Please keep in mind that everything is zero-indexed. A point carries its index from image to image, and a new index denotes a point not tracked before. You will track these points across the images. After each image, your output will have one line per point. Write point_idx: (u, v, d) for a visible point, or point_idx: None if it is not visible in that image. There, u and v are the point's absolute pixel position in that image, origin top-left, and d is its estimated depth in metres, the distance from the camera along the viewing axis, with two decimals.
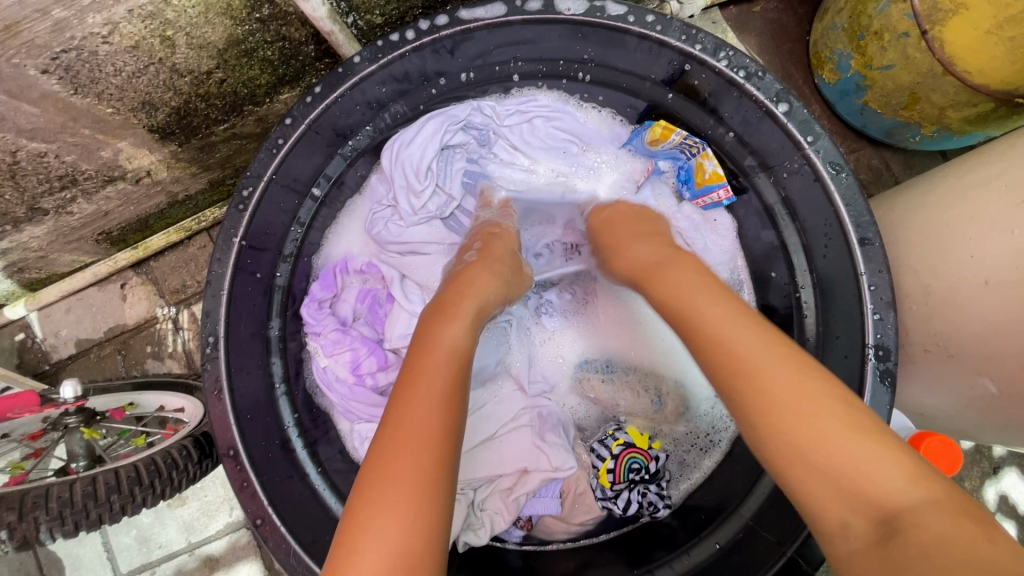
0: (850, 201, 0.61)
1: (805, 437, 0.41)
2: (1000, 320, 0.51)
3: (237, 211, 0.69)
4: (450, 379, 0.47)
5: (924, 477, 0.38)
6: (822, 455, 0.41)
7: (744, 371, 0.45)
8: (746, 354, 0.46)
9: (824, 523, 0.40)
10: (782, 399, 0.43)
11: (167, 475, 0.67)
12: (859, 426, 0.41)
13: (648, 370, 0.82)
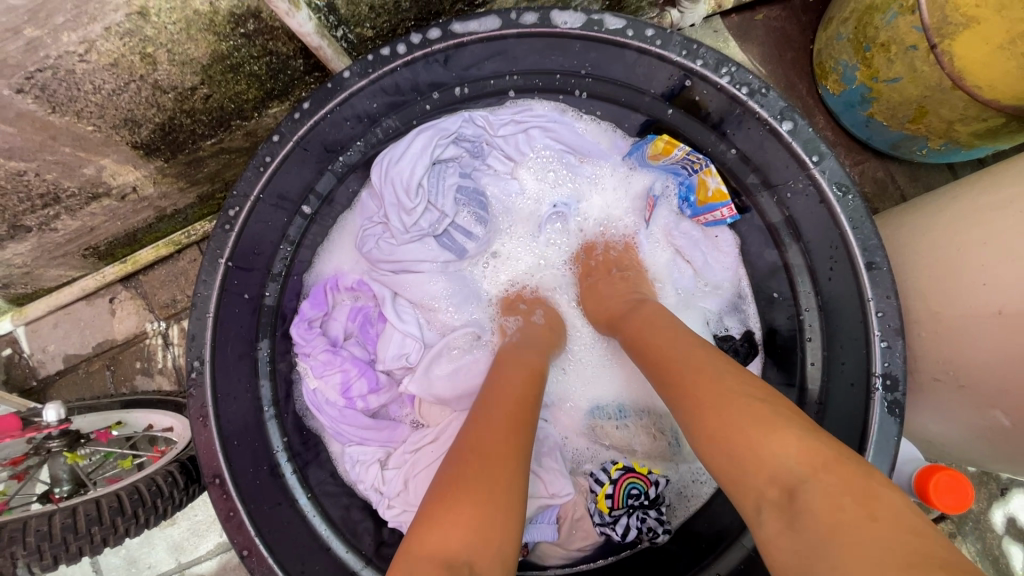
0: (857, 224, 0.59)
1: (729, 429, 0.42)
2: (1015, 352, 0.49)
3: (223, 232, 0.66)
4: (511, 418, 0.49)
5: (839, 463, 0.38)
6: (740, 439, 0.41)
7: (676, 379, 0.47)
8: (686, 366, 0.48)
9: (744, 506, 0.40)
10: (711, 396, 0.44)
11: (151, 504, 0.65)
12: (774, 417, 0.41)
13: (662, 414, 0.78)
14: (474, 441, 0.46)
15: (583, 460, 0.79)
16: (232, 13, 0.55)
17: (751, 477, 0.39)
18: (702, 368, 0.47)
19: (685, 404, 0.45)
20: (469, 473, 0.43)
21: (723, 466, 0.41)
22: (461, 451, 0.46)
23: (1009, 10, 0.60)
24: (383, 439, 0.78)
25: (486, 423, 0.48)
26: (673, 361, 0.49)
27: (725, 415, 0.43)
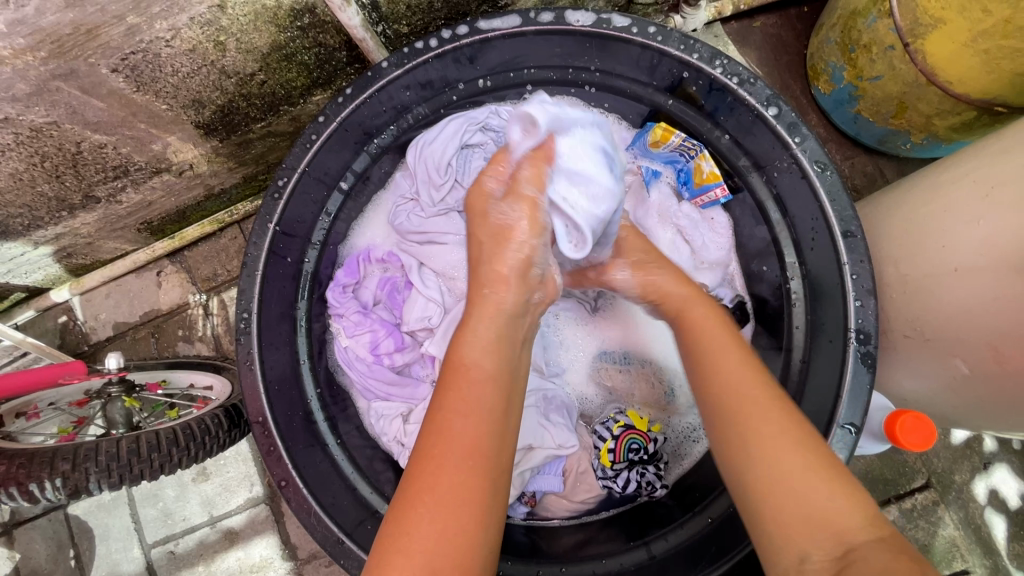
0: (834, 197, 0.66)
1: (792, 494, 0.48)
2: (971, 304, 0.56)
3: (273, 200, 0.75)
4: (468, 480, 0.47)
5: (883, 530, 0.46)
6: (813, 505, 0.47)
7: (736, 436, 0.52)
8: (757, 413, 0.53)
9: (786, 560, 0.47)
10: (781, 462, 0.49)
11: (201, 439, 0.73)
12: (845, 489, 0.48)
13: (663, 363, 0.85)
14: (416, 520, 0.46)
15: (589, 406, 0.88)
16: (292, 8, 0.64)
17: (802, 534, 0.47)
18: (771, 424, 0.52)
19: (749, 460, 0.51)
20: (415, 558, 0.45)
21: (772, 527, 0.48)
22: (399, 532, 0.46)
23: (970, 11, 0.67)
24: (405, 396, 0.86)
25: (427, 490, 0.47)
26: (738, 409, 0.53)
27: (784, 476, 0.49)
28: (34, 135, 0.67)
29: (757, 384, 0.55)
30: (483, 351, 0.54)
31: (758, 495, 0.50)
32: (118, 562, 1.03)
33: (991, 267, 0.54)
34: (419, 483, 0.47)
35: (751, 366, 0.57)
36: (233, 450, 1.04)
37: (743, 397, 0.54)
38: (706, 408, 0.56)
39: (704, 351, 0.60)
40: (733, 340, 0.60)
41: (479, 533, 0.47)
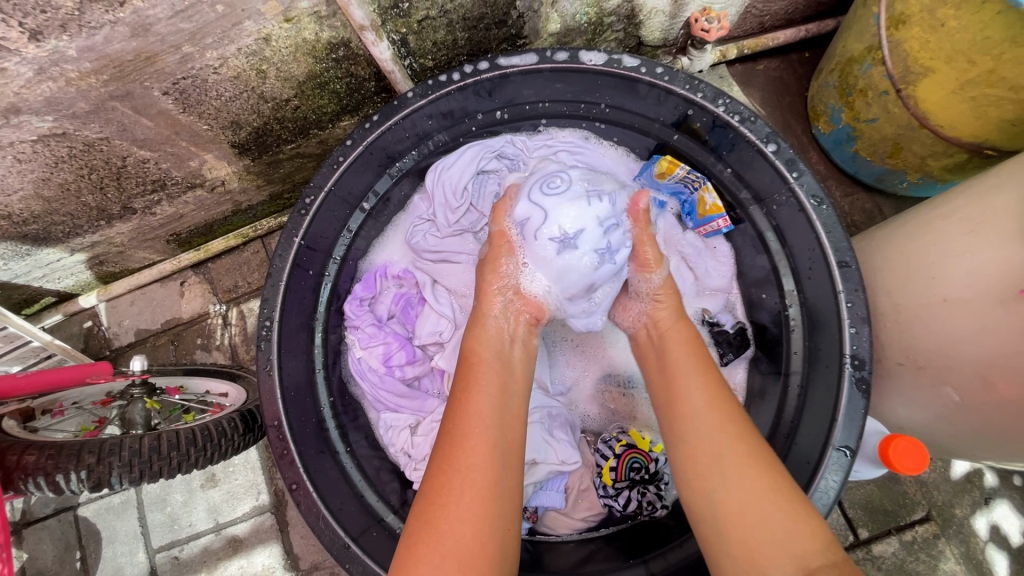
0: (830, 230, 0.70)
1: (749, 524, 0.50)
2: (959, 332, 0.58)
3: (299, 216, 0.80)
4: (484, 461, 0.56)
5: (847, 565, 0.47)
6: (768, 534, 0.49)
7: (701, 466, 0.55)
8: (711, 445, 0.55)
9: None
10: (729, 485, 0.53)
11: (217, 441, 0.76)
12: (805, 521, 0.49)
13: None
14: (445, 494, 0.54)
15: (591, 424, 0.90)
16: (329, 42, 0.70)
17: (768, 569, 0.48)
18: (729, 452, 0.55)
19: (710, 489, 0.53)
20: (443, 531, 0.52)
21: (734, 559, 0.50)
22: (430, 508, 0.54)
23: (956, 62, 0.69)
24: (414, 408, 0.88)
25: (451, 469, 0.55)
26: (699, 439, 0.56)
27: (741, 506, 0.51)
28: (86, 149, 0.73)
29: (723, 410, 0.58)
30: (494, 354, 0.67)
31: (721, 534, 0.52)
32: (122, 565, 1.05)
33: (977, 297, 0.56)
34: (443, 462, 0.56)
35: (715, 391, 0.60)
36: (242, 458, 1.06)
37: (705, 428, 0.57)
38: (673, 432, 0.59)
39: (676, 378, 0.63)
40: (699, 364, 0.63)
41: (499, 507, 0.54)
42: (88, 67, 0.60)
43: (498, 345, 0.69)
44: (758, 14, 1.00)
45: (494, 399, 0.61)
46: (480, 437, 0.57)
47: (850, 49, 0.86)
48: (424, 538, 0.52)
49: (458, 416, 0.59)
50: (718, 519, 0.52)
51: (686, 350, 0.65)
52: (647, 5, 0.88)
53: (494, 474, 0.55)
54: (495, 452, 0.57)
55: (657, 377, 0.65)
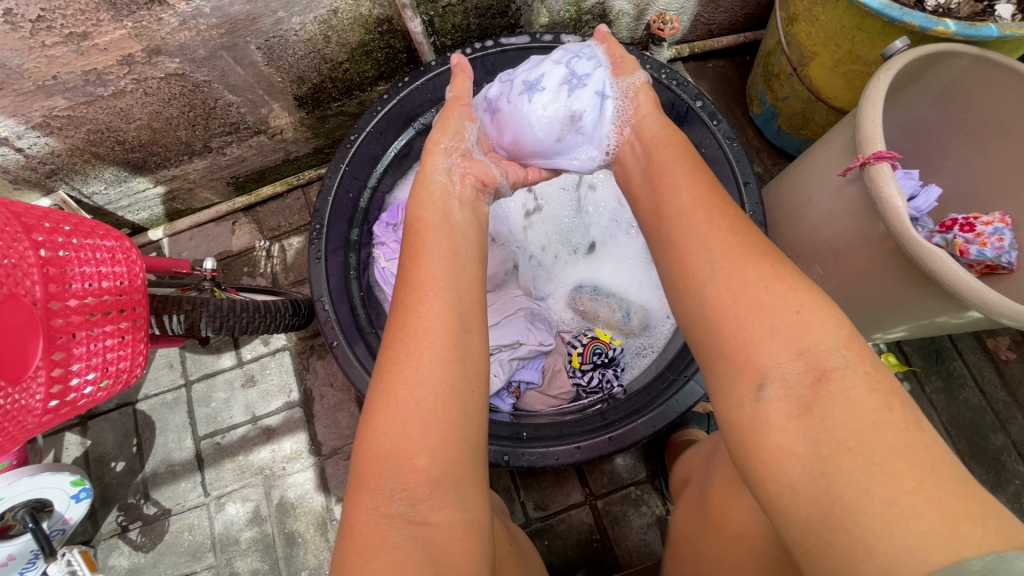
0: (739, 160, 0.95)
1: (757, 344, 0.56)
2: (822, 228, 0.83)
3: (346, 148, 1.05)
4: (443, 326, 0.68)
5: (858, 355, 0.53)
6: (780, 333, 0.55)
7: (723, 289, 0.60)
8: (716, 267, 0.62)
9: (749, 394, 0.55)
10: (733, 296, 0.59)
11: (273, 313, 1.00)
12: (819, 324, 0.55)
13: (623, 296, 1.11)
14: (400, 368, 0.65)
15: (565, 325, 1.12)
16: (378, 17, 0.97)
17: (768, 364, 0.55)
18: (750, 275, 0.60)
19: (731, 304, 0.59)
20: (401, 401, 0.63)
21: (733, 361, 0.57)
22: (392, 376, 0.65)
23: (829, 47, 0.96)
24: None
25: (406, 344, 0.66)
26: (718, 268, 0.62)
27: (756, 313, 0.57)
28: (192, 89, 0.98)
29: (728, 245, 0.63)
30: (446, 225, 0.77)
31: (734, 340, 0.58)
32: (171, 450, 1.24)
33: (829, 205, 0.81)
34: (399, 333, 0.68)
35: (723, 228, 0.65)
36: (277, 362, 1.27)
37: (721, 256, 0.62)
38: (691, 266, 0.65)
39: (680, 222, 0.68)
40: (702, 205, 0.68)
41: (459, 360, 0.67)
42: (213, 22, 0.86)
43: (443, 207, 0.79)
44: (705, 21, 1.28)
45: (447, 278, 0.72)
46: (435, 315, 0.68)
47: (769, 44, 1.14)
48: (385, 408, 0.64)
49: (411, 292, 0.71)
50: (740, 328, 0.58)
51: (690, 198, 0.70)
52: (615, 8, 1.16)
53: (445, 346, 0.66)
54: (447, 329, 0.68)
55: (672, 221, 0.69)
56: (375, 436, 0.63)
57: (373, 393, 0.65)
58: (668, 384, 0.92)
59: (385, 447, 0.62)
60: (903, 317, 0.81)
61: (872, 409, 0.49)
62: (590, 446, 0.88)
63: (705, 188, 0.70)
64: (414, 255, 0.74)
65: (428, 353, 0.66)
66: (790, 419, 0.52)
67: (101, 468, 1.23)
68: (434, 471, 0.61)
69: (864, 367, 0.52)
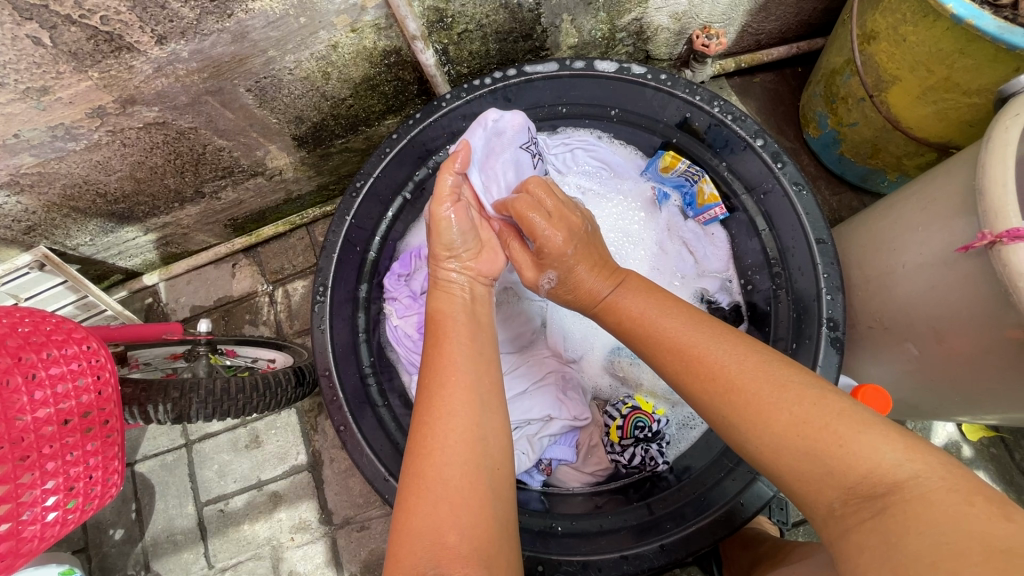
0: (809, 211, 0.80)
1: (847, 461, 0.47)
2: (912, 295, 0.69)
3: (351, 197, 0.93)
4: (463, 403, 0.60)
5: (923, 463, 0.45)
6: (832, 461, 0.48)
7: (750, 398, 0.53)
8: (764, 397, 0.53)
9: (820, 503, 0.48)
10: (804, 418, 0.50)
11: (274, 388, 0.89)
12: (858, 418, 0.49)
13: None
14: (428, 445, 0.58)
15: (602, 392, 1.00)
16: (384, 50, 0.84)
17: (824, 484, 0.48)
18: (765, 386, 0.53)
19: (764, 427, 0.51)
20: (431, 478, 0.55)
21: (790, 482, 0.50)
22: (417, 462, 0.57)
23: (918, 71, 0.81)
24: None
25: (428, 406, 0.61)
26: (737, 378, 0.55)
27: (801, 425, 0.50)
28: (177, 137, 0.86)
29: (760, 383, 0.54)
30: (461, 309, 0.73)
31: (769, 450, 0.51)
32: (173, 517, 1.15)
33: (926, 262, 0.67)
34: (424, 416, 0.60)
35: (714, 336, 0.60)
36: (283, 422, 1.17)
37: (744, 376, 0.55)
38: (736, 392, 0.54)
39: (665, 334, 0.63)
40: (689, 321, 0.63)
41: (483, 448, 0.58)
42: (194, 66, 0.74)
43: (463, 302, 0.74)
44: (754, 32, 1.12)
45: (462, 348, 0.67)
46: (454, 386, 0.62)
47: (833, 62, 0.97)
48: (416, 485, 0.55)
49: (433, 368, 0.64)
50: (769, 439, 0.51)
51: (654, 304, 0.68)
52: (654, 23, 1.01)
53: (470, 417, 0.59)
54: (471, 398, 0.61)
55: (705, 351, 0.59)
56: (399, 527, 0.54)
57: (403, 473, 0.58)
58: (724, 474, 0.81)
59: (415, 527, 0.53)
60: (1017, 410, 0.66)
61: (947, 504, 0.41)
62: (638, 556, 0.76)
63: (711, 326, 0.62)
64: (433, 339, 0.68)
65: (441, 436, 0.58)
66: (866, 525, 0.44)
67: (99, 536, 1.14)
68: (473, 551, 0.51)
69: (938, 474, 0.44)
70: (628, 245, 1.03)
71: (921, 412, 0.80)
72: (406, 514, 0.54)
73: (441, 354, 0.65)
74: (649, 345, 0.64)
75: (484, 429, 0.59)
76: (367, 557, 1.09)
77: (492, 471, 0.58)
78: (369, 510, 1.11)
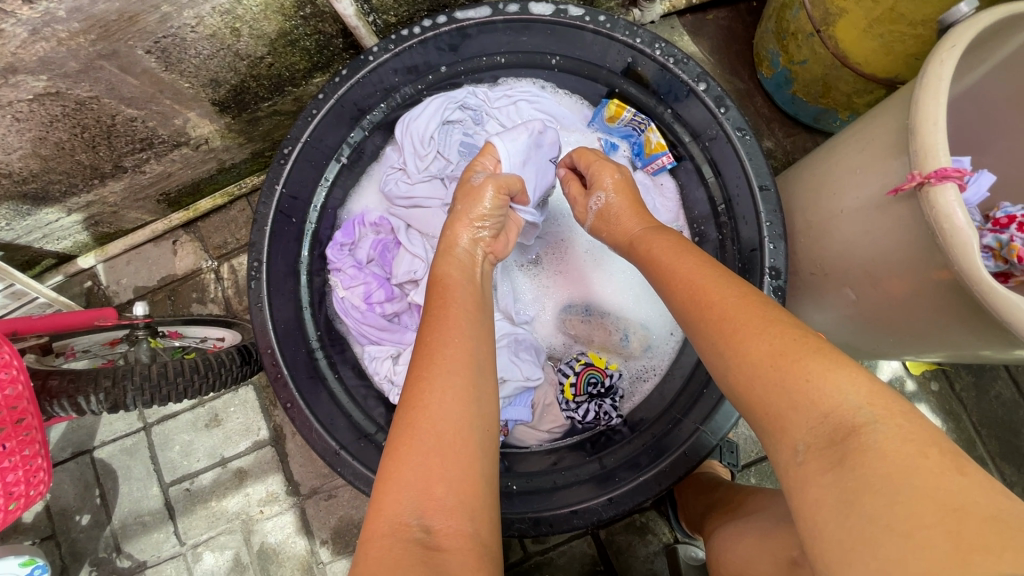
0: (751, 156, 0.78)
1: (819, 394, 0.45)
2: (850, 239, 0.69)
3: (280, 164, 0.87)
4: (462, 360, 0.61)
5: (883, 409, 0.42)
6: (798, 398, 0.46)
7: (737, 326, 0.53)
8: (755, 326, 0.52)
9: (782, 444, 0.46)
10: (788, 350, 0.49)
11: (217, 369, 0.86)
12: (831, 356, 0.47)
13: (618, 314, 0.99)
14: (424, 399, 0.57)
15: (556, 351, 1.02)
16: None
17: (794, 426, 0.46)
18: (757, 316, 0.53)
19: (741, 356, 0.51)
20: (425, 430, 0.55)
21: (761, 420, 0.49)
22: (410, 415, 0.56)
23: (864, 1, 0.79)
24: (395, 340, 0.99)
25: (426, 362, 0.60)
26: (732, 309, 0.55)
27: (776, 357, 0.49)
28: (78, 107, 0.79)
29: (753, 315, 0.53)
30: (463, 275, 0.73)
31: (746, 378, 0.51)
32: (139, 499, 1.14)
33: (862, 206, 0.66)
34: (421, 371, 0.60)
35: (720, 272, 0.61)
36: (241, 398, 1.16)
37: (739, 308, 0.55)
38: (727, 321, 0.54)
39: (680, 271, 0.63)
40: (700, 259, 0.64)
41: (476, 408, 0.58)
42: (77, 27, 0.66)
43: (465, 269, 0.74)
44: None
45: (465, 314, 0.67)
46: (456, 345, 0.62)
47: None
48: (407, 437, 0.55)
49: (438, 328, 0.64)
50: (747, 366, 0.51)
51: (669, 245, 0.69)
52: None
53: (465, 374, 0.60)
54: (466, 357, 0.61)
55: (708, 285, 0.59)
56: (381, 481, 0.53)
57: (395, 425, 0.57)
58: (673, 425, 0.81)
59: (404, 480, 0.52)
60: (949, 348, 0.67)
61: (904, 459, 0.39)
62: (587, 510, 0.77)
63: (715, 264, 0.62)
64: (438, 304, 0.67)
65: (435, 389, 0.57)
66: (824, 479, 0.42)
67: (65, 523, 1.14)
68: (459, 504, 0.52)
69: (895, 421, 0.41)
70: None
71: (867, 354, 0.81)
72: (390, 468, 0.53)
73: (449, 315, 0.66)
74: (663, 280, 0.65)
75: (480, 388, 0.60)
76: (336, 524, 1.11)
77: (484, 430, 0.58)
78: (334, 480, 1.12)
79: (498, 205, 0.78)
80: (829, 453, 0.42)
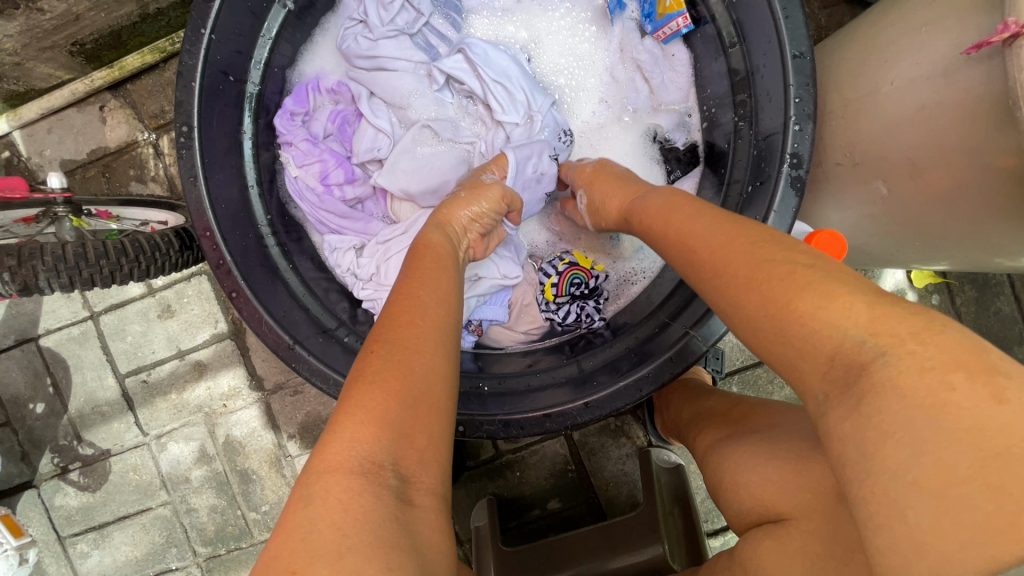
0: (789, 13, 0.63)
1: (812, 333, 0.39)
2: (896, 119, 0.57)
3: (205, 1, 0.68)
4: (450, 319, 0.55)
5: (890, 337, 0.35)
6: (816, 337, 0.38)
7: (719, 263, 0.47)
8: (740, 258, 0.45)
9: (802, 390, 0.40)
10: (787, 284, 0.41)
11: (151, 253, 0.76)
12: (820, 289, 0.39)
13: None
14: (413, 341, 0.50)
15: (537, 249, 0.93)
16: None
17: (811, 371, 0.39)
18: (742, 248, 0.46)
19: (729, 300, 0.45)
20: (414, 371, 0.48)
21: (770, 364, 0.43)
22: (397, 351, 0.49)
23: None
24: (358, 229, 0.89)
25: (416, 312, 0.52)
26: (713, 246, 0.48)
27: (767, 301, 0.42)
28: None
29: (736, 246, 0.46)
30: (446, 242, 0.65)
31: (740, 321, 0.44)
32: (94, 390, 1.09)
33: (922, 77, 0.54)
34: (411, 314, 0.52)
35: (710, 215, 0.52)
36: (195, 288, 1.07)
37: (723, 245, 0.47)
38: (711, 259, 0.47)
39: (665, 227, 0.55)
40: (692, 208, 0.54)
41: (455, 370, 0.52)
42: None
43: (452, 240, 0.66)
44: None
45: (454, 285, 0.60)
46: (447, 304, 0.56)
47: None
48: (393, 373, 0.47)
49: (422, 284, 0.56)
50: (737, 312, 0.44)
51: (666, 202, 0.59)
52: None
53: (451, 331, 0.54)
54: (452, 317, 0.55)
55: (693, 233, 0.51)
56: (347, 411, 0.45)
57: (376, 356, 0.48)
58: (659, 329, 0.75)
59: (381, 420, 0.44)
60: (988, 253, 0.59)
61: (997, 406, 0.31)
62: (562, 414, 0.72)
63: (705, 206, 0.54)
64: (422, 262, 0.60)
65: (425, 337, 0.50)
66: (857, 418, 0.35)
67: (19, 410, 1.09)
68: (436, 460, 0.46)
69: (906, 348, 0.34)
70: (574, 70, 0.87)
71: (886, 261, 0.73)
72: (366, 403, 0.45)
73: (434, 272, 0.59)
74: (659, 243, 0.56)
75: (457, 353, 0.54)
76: (303, 420, 1.08)
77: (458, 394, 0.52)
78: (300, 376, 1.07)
79: (497, 209, 0.72)
80: (852, 391, 0.36)
